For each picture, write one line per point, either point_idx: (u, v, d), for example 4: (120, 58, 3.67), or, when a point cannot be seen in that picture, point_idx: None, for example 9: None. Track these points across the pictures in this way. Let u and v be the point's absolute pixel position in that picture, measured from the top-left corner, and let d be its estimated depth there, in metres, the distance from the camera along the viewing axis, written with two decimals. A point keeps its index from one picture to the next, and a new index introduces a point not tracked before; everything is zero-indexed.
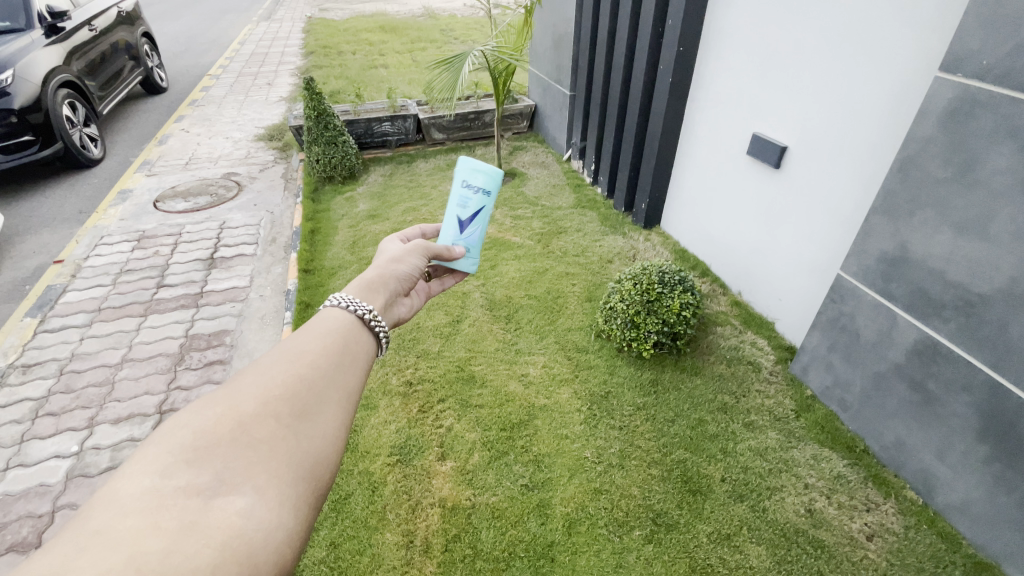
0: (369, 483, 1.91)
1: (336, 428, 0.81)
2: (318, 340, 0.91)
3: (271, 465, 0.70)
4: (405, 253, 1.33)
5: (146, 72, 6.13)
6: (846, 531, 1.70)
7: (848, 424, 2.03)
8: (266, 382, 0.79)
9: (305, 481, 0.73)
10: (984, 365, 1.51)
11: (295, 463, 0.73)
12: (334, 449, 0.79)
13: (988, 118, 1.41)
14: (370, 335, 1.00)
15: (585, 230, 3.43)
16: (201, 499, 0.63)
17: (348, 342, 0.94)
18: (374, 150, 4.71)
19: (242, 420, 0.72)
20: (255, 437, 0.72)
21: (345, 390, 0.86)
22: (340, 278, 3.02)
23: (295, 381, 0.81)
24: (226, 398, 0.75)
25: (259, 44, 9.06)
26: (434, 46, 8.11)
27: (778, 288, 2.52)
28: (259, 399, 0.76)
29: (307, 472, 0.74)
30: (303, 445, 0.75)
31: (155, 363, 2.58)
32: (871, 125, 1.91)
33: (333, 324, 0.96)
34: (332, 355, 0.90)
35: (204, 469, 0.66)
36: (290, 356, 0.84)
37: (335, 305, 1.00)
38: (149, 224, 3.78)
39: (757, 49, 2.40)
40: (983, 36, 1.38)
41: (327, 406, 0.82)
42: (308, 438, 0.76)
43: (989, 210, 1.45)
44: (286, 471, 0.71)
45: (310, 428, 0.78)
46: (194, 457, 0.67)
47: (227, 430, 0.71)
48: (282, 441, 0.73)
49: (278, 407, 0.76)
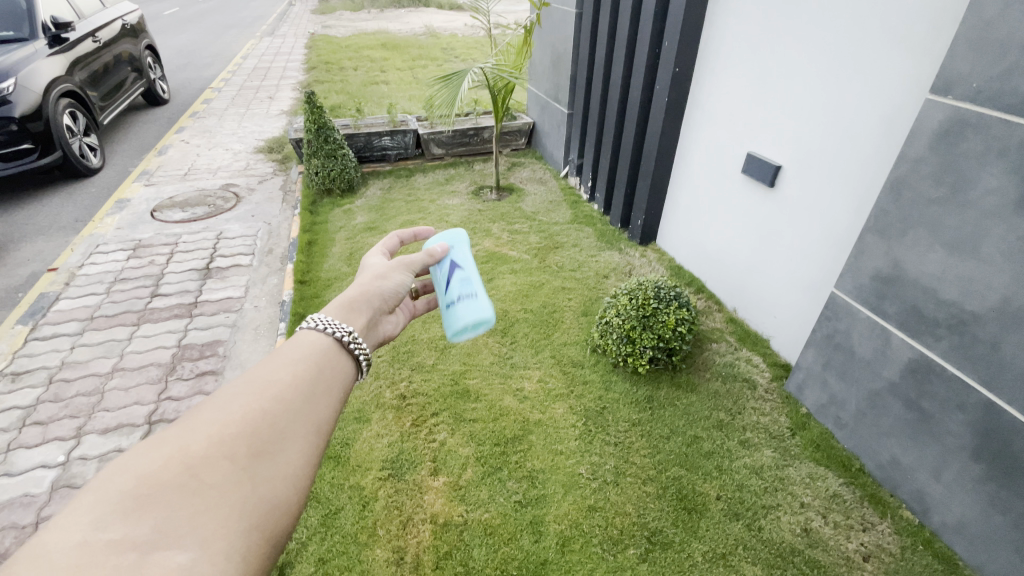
0: (359, 498, 1.88)
1: (297, 469, 0.79)
2: (287, 369, 0.90)
3: (220, 514, 0.68)
4: (390, 269, 1.31)
5: (148, 84, 6.19)
6: (842, 551, 1.68)
7: (843, 442, 2.02)
8: (224, 418, 0.77)
9: (256, 530, 0.71)
10: (978, 383, 1.52)
11: (247, 510, 0.71)
12: (294, 491, 0.77)
13: (979, 139, 1.44)
14: (350, 361, 1.00)
15: (582, 246, 3.45)
16: (136, 555, 0.60)
17: (321, 371, 0.94)
18: (373, 164, 4.74)
19: (192, 462, 0.70)
20: (204, 482, 0.69)
21: (312, 425, 0.85)
22: (336, 290, 3.02)
23: (256, 417, 0.79)
24: (178, 437, 0.73)
25: (262, 60, 9.18)
26: (435, 63, 8.23)
27: (772, 304, 2.53)
28: (214, 438, 0.74)
29: (260, 519, 0.72)
30: (258, 489, 0.73)
31: (146, 373, 2.55)
32: (864, 144, 1.95)
33: (307, 350, 0.95)
34: (302, 386, 0.88)
35: (144, 520, 0.63)
36: (252, 389, 0.83)
37: (312, 328, 1.00)
38: (146, 233, 3.77)
39: (753, 70, 2.45)
40: (973, 59, 1.41)
41: (289, 444, 0.80)
42: (264, 481, 0.74)
43: (980, 230, 1.47)
44: (236, 520, 0.69)
45: (268, 469, 0.76)
46: (134, 506, 0.64)
47: (175, 473, 0.68)
48: (234, 485, 0.71)
49: (234, 447, 0.74)
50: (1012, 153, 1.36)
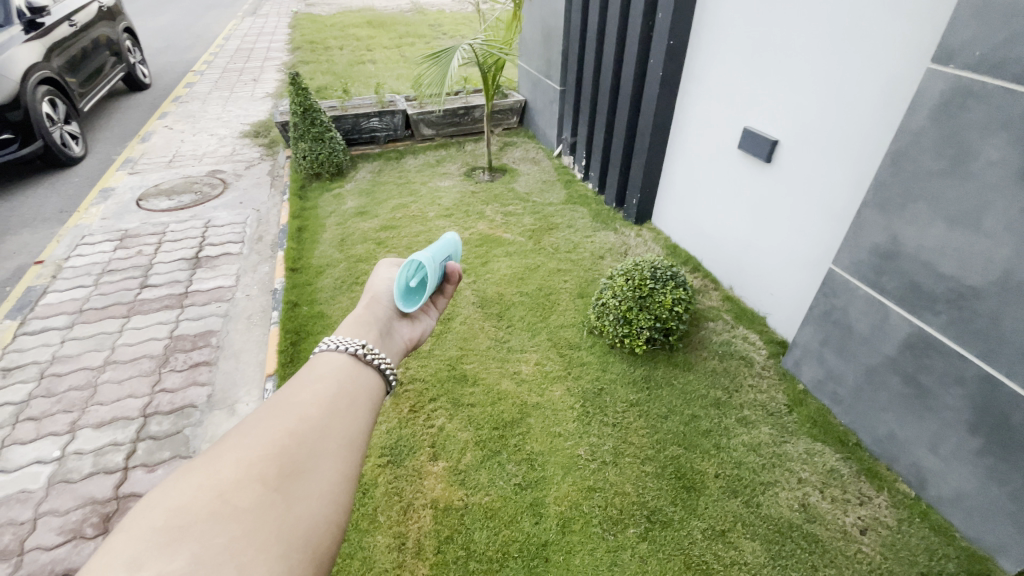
0: (359, 485, 1.88)
1: (334, 485, 0.74)
2: (308, 392, 0.86)
3: (258, 539, 0.63)
4: (379, 275, 1.34)
5: (128, 68, 6.00)
6: (839, 524, 1.70)
7: (840, 417, 2.03)
8: (251, 443, 0.73)
9: (298, 552, 0.65)
10: (976, 357, 1.51)
11: (286, 533, 0.65)
12: (333, 508, 0.72)
13: (981, 110, 1.40)
14: (373, 372, 0.99)
15: (577, 226, 3.41)
16: None
17: (344, 390, 0.91)
18: (362, 146, 4.64)
19: (222, 490, 0.66)
20: (238, 507, 0.65)
21: (342, 440, 0.80)
22: (328, 277, 2.98)
23: (284, 439, 0.75)
24: (206, 466, 0.68)
25: (244, 40, 8.92)
26: (422, 41, 8.02)
27: (770, 283, 2.52)
28: (242, 463, 0.70)
29: (301, 540, 0.66)
30: (296, 509, 0.68)
31: (139, 365, 2.52)
32: (863, 118, 1.91)
33: (328, 372, 0.94)
34: (325, 406, 0.85)
35: (178, 553, 0.58)
36: (276, 413, 0.79)
37: (328, 349, 1.00)
38: (132, 223, 3.70)
39: (749, 43, 2.38)
40: (977, 27, 1.37)
41: (321, 462, 0.75)
42: (302, 500, 0.69)
43: (981, 203, 1.44)
44: (275, 543, 0.64)
45: (304, 488, 0.71)
46: (167, 541, 0.59)
47: (207, 502, 0.64)
48: (270, 508, 0.66)
49: (264, 470, 0.70)
50: (1015, 124, 1.33)
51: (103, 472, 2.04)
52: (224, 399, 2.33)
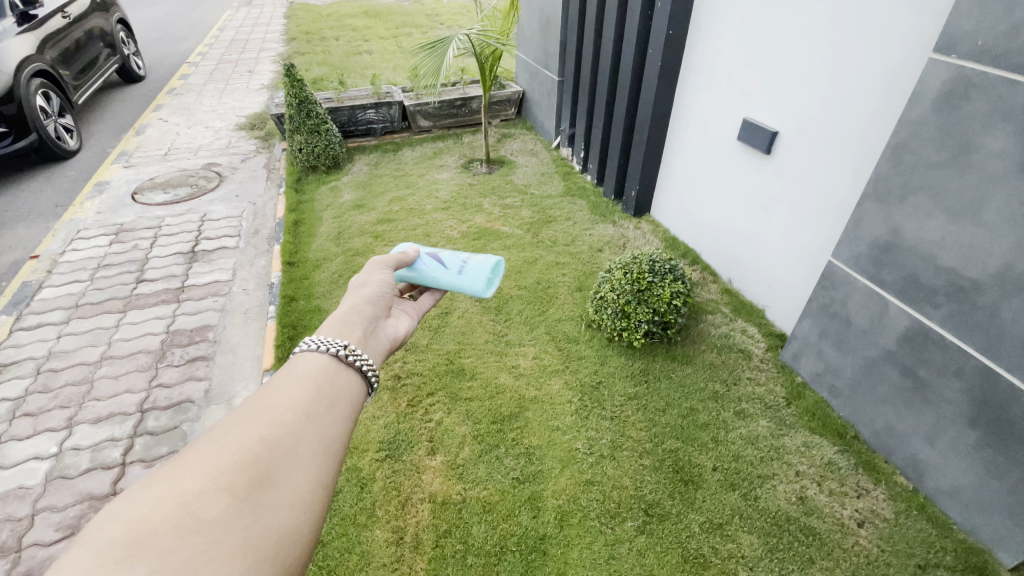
0: (357, 480, 1.87)
1: (304, 494, 0.74)
2: (284, 393, 0.85)
3: (221, 553, 0.62)
4: (367, 274, 1.31)
5: (122, 60, 5.94)
6: (837, 517, 1.70)
7: (839, 410, 2.03)
8: (220, 450, 0.72)
9: (263, 565, 0.65)
10: (975, 350, 1.51)
11: (250, 547, 0.65)
12: (302, 518, 0.72)
13: (983, 101, 1.38)
14: (355, 374, 0.97)
15: (576, 218, 3.39)
16: None
17: (322, 392, 0.89)
18: (359, 138, 4.60)
19: (187, 500, 0.65)
20: (203, 519, 0.64)
21: (316, 446, 0.79)
22: (325, 271, 2.96)
23: (255, 446, 0.74)
24: (170, 476, 0.67)
25: (240, 31, 8.83)
26: (419, 31, 7.94)
27: (769, 275, 2.50)
28: (209, 472, 0.68)
29: (266, 553, 0.66)
30: (263, 520, 0.68)
31: (136, 360, 2.51)
32: (863, 108, 1.88)
33: (308, 372, 0.92)
34: (301, 409, 0.83)
35: (136, 568, 0.57)
36: (249, 417, 0.78)
37: (309, 349, 0.96)
38: (128, 217, 3.67)
39: (748, 33, 2.35)
40: (979, 16, 1.34)
41: (293, 470, 0.75)
42: (270, 511, 0.69)
43: (982, 195, 1.43)
44: (239, 557, 0.63)
45: (273, 497, 0.70)
46: (126, 555, 0.58)
47: (170, 514, 0.63)
48: (235, 520, 0.66)
49: (231, 479, 0.69)
50: (1017, 114, 1.31)
51: (101, 467, 2.04)
52: (221, 394, 2.33)
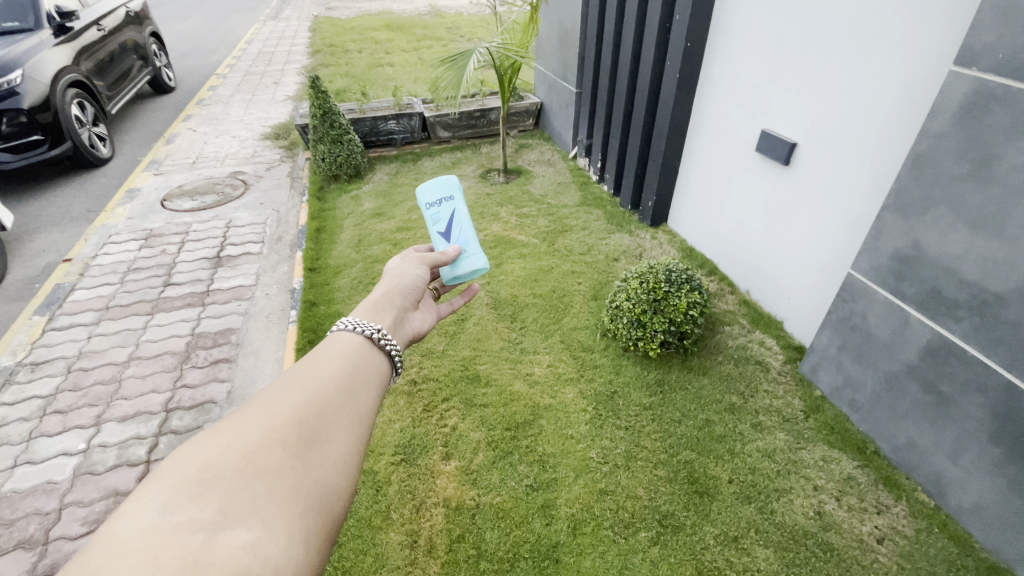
0: (373, 482, 1.90)
1: (347, 454, 0.78)
2: (326, 364, 0.89)
3: (279, 498, 0.67)
4: (405, 268, 1.35)
5: (154, 72, 6.17)
6: (856, 534, 1.67)
7: (858, 424, 2.00)
8: (273, 409, 0.76)
9: (314, 511, 0.70)
10: (998, 365, 1.48)
11: (303, 494, 0.70)
12: (345, 476, 0.76)
13: (1004, 113, 1.37)
14: (382, 357, 0.99)
15: (592, 228, 3.41)
16: (204, 535, 0.60)
17: (358, 367, 0.92)
18: (379, 148, 4.70)
19: (247, 450, 0.69)
20: (261, 467, 0.69)
21: (355, 414, 0.84)
22: (345, 277, 3.02)
23: (304, 408, 0.78)
24: (231, 428, 0.72)
25: (266, 44, 9.09)
26: (440, 44, 8.09)
27: (787, 286, 2.49)
28: (265, 427, 0.73)
29: (316, 502, 0.70)
30: (313, 474, 0.72)
31: (161, 361, 2.59)
32: (882, 121, 1.88)
33: (343, 349, 0.94)
34: (341, 380, 0.87)
35: (207, 503, 0.63)
36: (298, 382, 0.82)
37: (344, 329, 0.99)
38: (156, 223, 3.80)
39: (769, 44, 2.36)
40: (999, 30, 1.34)
41: (337, 432, 0.79)
42: (318, 467, 0.73)
43: (1005, 207, 1.41)
44: (294, 501, 0.68)
45: (320, 455, 0.75)
46: (197, 491, 0.63)
47: (232, 460, 0.68)
48: (290, 470, 0.70)
49: (284, 435, 0.73)
50: None
51: (126, 464, 2.11)
52: (242, 395, 2.39)
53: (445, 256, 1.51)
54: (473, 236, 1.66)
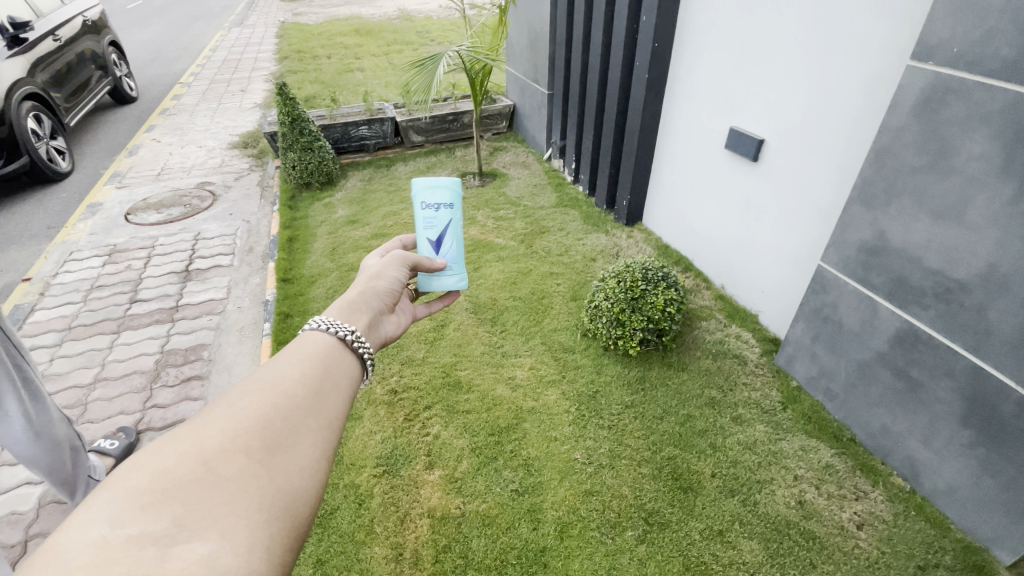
0: (355, 496, 1.86)
1: (316, 459, 0.73)
2: (296, 365, 0.83)
3: (241, 506, 0.63)
4: (384, 267, 1.29)
5: (115, 81, 5.97)
6: (836, 521, 1.70)
7: (834, 413, 2.04)
8: (237, 413, 0.71)
9: (280, 520, 0.65)
10: (964, 350, 1.52)
11: (268, 502, 0.65)
12: (313, 482, 0.71)
13: (961, 106, 1.41)
14: (354, 359, 0.92)
15: (568, 229, 3.42)
16: (156, 550, 0.56)
17: (330, 367, 0.86)
18: (352, 154, 4.64)
19: (207, 457, 0.65)
20: (221, 475, 0.64)
21: (325, 418, 0.78)
22: (320, 286, 2.96)
23: (269, 411, 0.73)
24: (189, 432, 0.67)
25: (232, 51, 8.91)
26: (410, 48, 8.05)
27: (761, 281, 2.53)
28: (227, 432, 0.68)
29: (282, 510, 0.66)
30: (278, 480, 0.67)
31: (130, 382, 2.49)
32: (847, 116, 1.92)
33: (314, 349, 0.87)
34: (311, 382, 0.81)
35: (161, 513, 0.59)
36: (264, 383, 0.76)
37: (314, 328, 0.92)
38: (121, 238, 3.67)
39: (735, 41, 2.39)
40: (954, 24, 1.38)
41: (305, 437, 0.73)
42: (283, 473, 0.68)
43: (965, 197, 1.45)
44: (257, 510, 0.64)
45: (286, 462, 0.69)
46: (151, 501, 0.59)
47: (190, 468, 0.63)
48: (252, 478, 0.65)
49: (247, 441, 0.68)
50: (995, 118, 1.35)
51: None
52: None
53: (429, 262, 1.48)
54: (461, 252, 1.62)
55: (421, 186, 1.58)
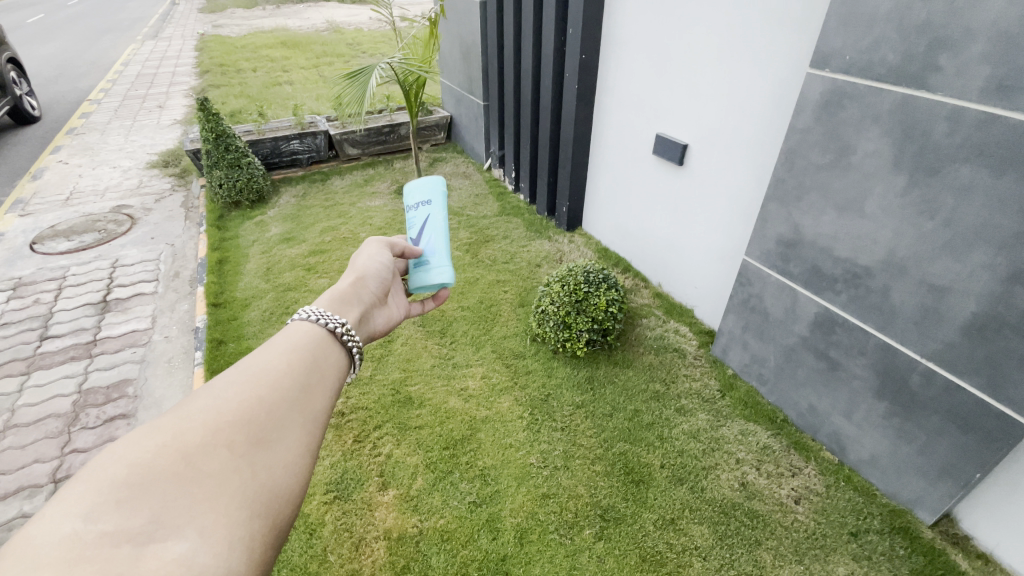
0: (305, 526, 1.78)
1: (298, 455, 0.75)
2: (279, 359, 0.85)
3: (222, 501, 0.63)
4: (377, 258, 1.26)
5: (13, 101, 5.45)
6: (776, 498, 1.81)
7: (767, 397, 2.18)
8: (219, 407, 0.72)
9: (260, 518, 0.66)
10: (875, 329, 1.67)
11: (248, 499, 0.66)
12: (295, 478, 0.73)
13: (855, 109, 1.56)
14: (340, 351, 0.94)
15: (512, 236, 3.46)
16: (133, 546, 0.55)
17: (315, 362, 0.88)
18: (284, 170, 4.47)
19: (189, 452, 0.65)
20: (202, 470, 0.64)
21: (308, 414, 0.80)
22: (255, 309, 2.82)
23: (252, 406, 0.75)
24: (171, 427, 0.67)
25: (146, 65, 8.38)
26: (341, 60, 7.89)
27: (693, 277, 2.66)
28: (209, 426, 0.69)
29: (263, 508, 0.67)
30: (259, 476, 0.68)
31: (44, 427, 2.27)
32: (758, 119, 2.07)
33: (301, 340, 0.90)
34: (296, 376, 0.83)
35: (139, 509, 0.58)
36: (248, 378, 0.78)
37: (303, 318, 0.94)
38: (26, 270, 3.34)
39: (654, 51, 2.52)
40: (843, 35, 1.53)
41: (288, 433, 0.75)
42: (266, 469, 0.70)
43: (864, 190, 1.60)
44: (237, 507, 0.64)
45: (269, 458, 0.71)
46: (127, 496, 0.59)
47: (170, 462, 0.63)
48: (234, 473, 0.66)
49: (230, 436, 0.69)
50: (884, 118, 1.49)
51: None
52: None
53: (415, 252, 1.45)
54: (442, 244, 1.52)
55: (409, 187, 1.61)
